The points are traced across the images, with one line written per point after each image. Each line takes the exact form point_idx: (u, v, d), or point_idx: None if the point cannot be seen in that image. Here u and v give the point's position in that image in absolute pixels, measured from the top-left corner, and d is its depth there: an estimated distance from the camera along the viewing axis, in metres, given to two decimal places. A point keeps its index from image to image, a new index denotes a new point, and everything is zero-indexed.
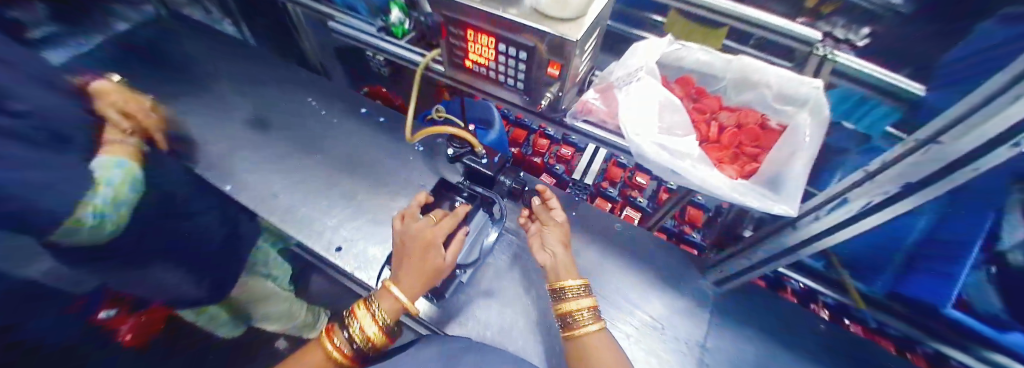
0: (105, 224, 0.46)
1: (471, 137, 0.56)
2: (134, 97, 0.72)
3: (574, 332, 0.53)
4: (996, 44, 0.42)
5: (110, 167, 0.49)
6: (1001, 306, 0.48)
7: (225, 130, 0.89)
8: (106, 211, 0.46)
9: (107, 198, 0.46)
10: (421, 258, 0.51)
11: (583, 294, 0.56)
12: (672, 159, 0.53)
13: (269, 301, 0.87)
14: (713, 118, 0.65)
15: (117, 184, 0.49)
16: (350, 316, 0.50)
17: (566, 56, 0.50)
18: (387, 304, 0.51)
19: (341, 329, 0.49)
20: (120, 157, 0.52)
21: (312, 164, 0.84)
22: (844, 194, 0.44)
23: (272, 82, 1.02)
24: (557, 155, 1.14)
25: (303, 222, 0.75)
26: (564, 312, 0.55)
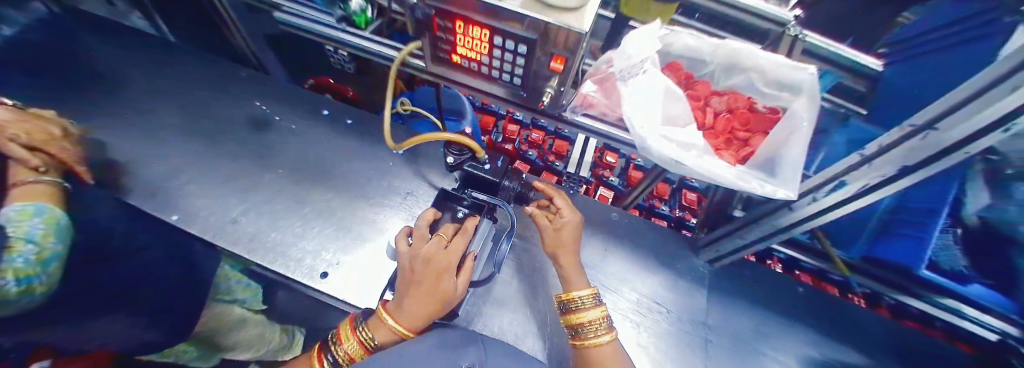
0: (34, 287, 0.40)
1: (472, 142, 0.55)
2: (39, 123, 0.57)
3: (585, 343, 0.52)
4: (948, 24, 0.61)
5: (26, 218, 0.43)
6: (965, 261, 0.61)
7: (151, 148, 0.73)
8: (32, 273, 0.40)
9: (31, 259, 0.40)
10: (433, 284, 0.47)
11: (592, 305, 0.54)
12: (680, 151, 0.53)
13: (240, 328, 0.80)
14: (706, 104, 0.66)
15: (39, 237, 0.43)
16: (338, 339, 0.48)
17: (572, 49, 0.46)
18: (384, 333, 0.47)
19: (328, 352, 0.47)
20: (37, 202, 0.46)
21: (274, 180, 0.73)
22: (841, 178, 0.46)
23: (204, 85, 0.85)
24: (528, 140, 1.19)
25: (277, 249, 0.65)
26: (574, 322, 0.54)
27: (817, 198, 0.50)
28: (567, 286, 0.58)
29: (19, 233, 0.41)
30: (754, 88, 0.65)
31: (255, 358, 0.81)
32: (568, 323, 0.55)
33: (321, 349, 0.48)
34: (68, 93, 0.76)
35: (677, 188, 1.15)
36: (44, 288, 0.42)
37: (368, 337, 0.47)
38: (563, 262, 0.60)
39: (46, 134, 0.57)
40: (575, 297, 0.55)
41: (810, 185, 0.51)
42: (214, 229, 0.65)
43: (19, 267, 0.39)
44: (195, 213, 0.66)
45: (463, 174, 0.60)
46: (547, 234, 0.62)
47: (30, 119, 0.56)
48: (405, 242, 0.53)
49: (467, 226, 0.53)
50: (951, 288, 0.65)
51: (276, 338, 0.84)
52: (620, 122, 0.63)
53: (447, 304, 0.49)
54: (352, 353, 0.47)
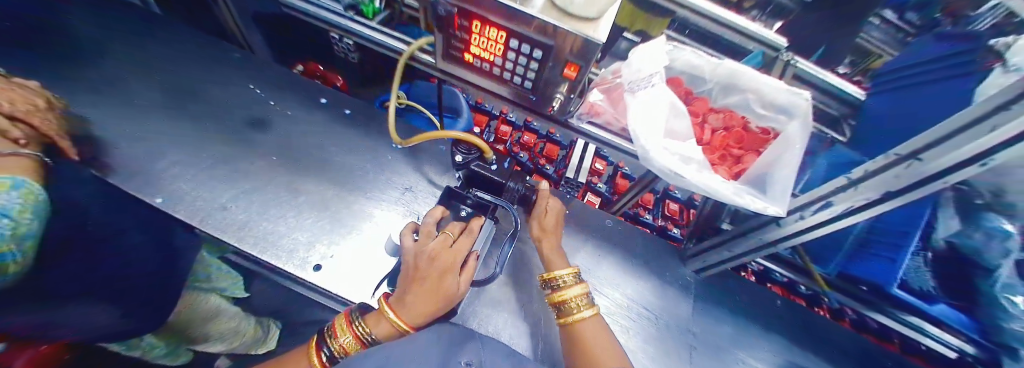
0: (6, 266, 0.39)
1: (479, 141, 0.56)
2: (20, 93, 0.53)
3: (569, 319, 0.54)
4: (933, 59, 0.70)
5: (2, 190, 0.40)
6: (934, 284, 0.70)
7: (130, 124, 0.69)
8: (6, 250, 0.39)
9: (5, 235, 0.39)
10: (437, 282, 0.47)
11: (574, 282, 0.57)
12: (680, 164, 0.56)
13: (214, 320, 0.74)
14: (704, 120, 0.69)
15: (15, 213, 0.40)
16: (333, 331, 0.47)
17: (587, 58, 0.48)
18: (381, 329, 0.46)
19: (321, 345, 0.46)
20: (16, 175, 0.43)
21: (265, 168, 0.70)
22: (829, 199, 0.50)
23: (197, 63, 0.82)
24: (520, 142, 1.20)
25: (268, 239, 0.62)
26: (557, 300, 0.56)
27: (804, 217, 0.54)
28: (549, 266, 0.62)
29: None
30: (750, 109, 0.69)
31: (228, 349, 0.81)
32: (551, 302, 0.57)
33: (317, 343, 0.46)
34: (43, 59, 0.71)
35: (661, 199, 1.19)
36: (17, 265, 0.40)
37: (366, 332, 0.46)
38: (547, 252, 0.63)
39: (28, 102, 0.53)
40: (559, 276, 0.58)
41: (796, 205, 0.55)
42: (203, 216, 0.62)
43: None
44: (181, 197, 0.63)
45: (466, 173, 0.59)
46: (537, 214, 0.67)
47: (9, 85, 0.52)
48: (410, 239, 0.54)
49: (473, 226, 0.54)
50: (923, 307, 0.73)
51: (250, 331, 0.81)
52: (624, 132, 0.65)
53: (449, 305, 0.48)
54: (347, 346, 0.45)
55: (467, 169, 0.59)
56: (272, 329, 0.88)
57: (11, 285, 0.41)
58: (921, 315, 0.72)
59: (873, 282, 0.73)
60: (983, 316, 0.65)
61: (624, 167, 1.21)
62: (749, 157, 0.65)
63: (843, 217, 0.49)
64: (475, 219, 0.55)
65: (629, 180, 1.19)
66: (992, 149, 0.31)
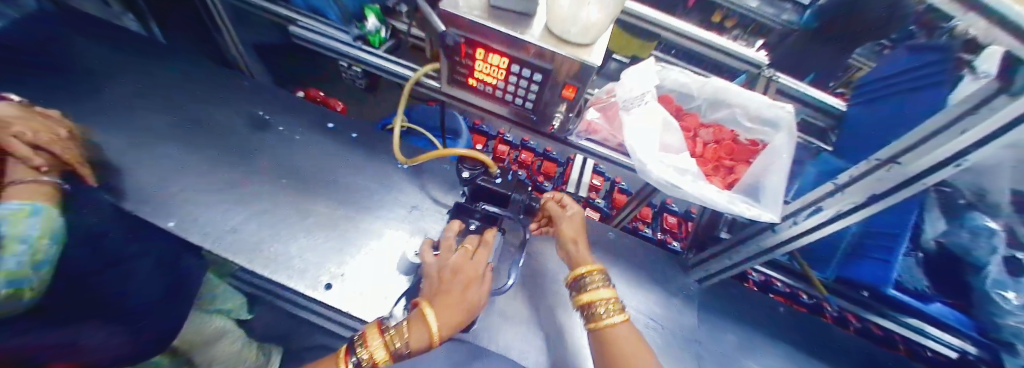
0: (23, 292, 0.40)
1: (486, 158, 0.59)
2: (48, 126, 0.57)
3: (600, 323, 0.51)
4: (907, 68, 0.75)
5: (25, 217, 0.44)
6: (927, 281, 0.75)
7: (139, 151, 0.70)
8: (22, 275, 0.40)
9: (23, 261, 0.41)
10: (462, 294, 0.49)
11: (602, 285, 0.54)
12: (676, 175, 0.59)
13: (217, 344, 0.68)
14: (695, 135, 0.72)
15: (34, 239, 0.43)
16: (361, 340, 0.44)
17: (581, 79, 0.52)
18: (415, 336, 0.45)
19: (350, 355, 0.43)
20: (35, 201, 0.46)
21: (275, 190, 0.71)
22: (818, 204, 0.53)
23: (208, 92, 0.85)
24: (518, 160, 1.23)
25: (278, 261, 0.62)
26: (585, 301, 0.54)
27: (798, 222, 0.57)
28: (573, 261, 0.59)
29: (14, 234, 0.41)
30: (738, 123, 0.73)
31: None
32: (580, 302, 0.55)
33: (348, 349, 0.44)
34: (59, 90, 0.74)
35: (660, 213, 1.21)
36: (32, 291, 0.42)
37: (395, 342, 0.44)
38: (573, 253, 0.60)
39: (54, 133, 0.57)
40: (586, 275, 0.55)
41: (790, 211, 0.58)
42: (216, 239, 0.63)
43: (12, 269, 0.39)
44: (192, 221, 0.64)
45: (474, 188, 0.62)
46: (566, 225, 0.63)
47: (33, 118, 0.56)
48: (431, 254, 0.55)
49: (489, 236, 0.56)
50: (920, 307, 0.75)
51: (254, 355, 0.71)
52: (620, 147, 0.68)
53: (471, 315, 0.49)
54: (378, 359, 0.44)
55: (473, 185, 0.61)
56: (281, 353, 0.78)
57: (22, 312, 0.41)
58: (919, 315, 0.75)
59: (868, 284, 0.77)
60: (980, 313, 0.68)
61: (621, 182, 1.24)
62: (741, 168, 0.69)
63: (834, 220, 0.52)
64: (488, 230, 0.56)
65: (626, 195, 1.21)
66: (961, 151, 0.35)
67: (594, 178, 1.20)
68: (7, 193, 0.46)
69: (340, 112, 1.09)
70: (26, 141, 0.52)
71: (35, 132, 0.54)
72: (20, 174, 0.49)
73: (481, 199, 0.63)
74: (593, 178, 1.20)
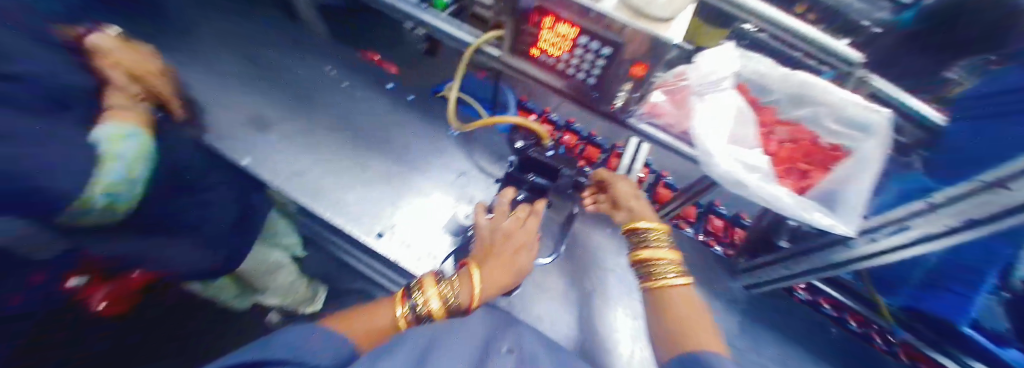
0: (117, 201, 0.48)
1: (535, 126, 0.59)
2: (143, 56, 0.63)
3: (656, 283, 0.50)
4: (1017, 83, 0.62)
5: (122, 138, 0.50)
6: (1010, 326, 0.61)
7: (220, 93, 0.76)
8: (117, 189, 0.47)
9: (122, 176, 0.48)
10: (511, 258, 0.54)
11: (664, 245, 0.54)
12: (745, 172, 0.54)
13: (275, 274, 0.86)
14: (771, 132, 0.67)
15: (131, 159, 0.50)
16: (419, 287, 0.47)
17: (655, 56, 0.48)
18: (463, 292, 0.48)
19: (408, 298, 0.47)
20: (131, 126, 0.52)
21: (335, 142, 0.75)
22: (905, 222, 0.48)
23: (280, 43, 0.90)
24: (562, 142, 1.20)
25: (336, 207, 0.66)
26: (643, 258, 0.53)
27: (876, 238, 0.52)
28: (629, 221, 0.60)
29: (111, 151, 0.47)
30: (820, 124, 0.66)
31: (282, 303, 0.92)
32: (637, 259, 0.54)
33: (404, 293, 0.49)
34: (156, 32, 0.81)
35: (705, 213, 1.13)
36: (123, 202, 0.50)
37: (451, 296, 0.47)
38: (636, 209, 0.60)
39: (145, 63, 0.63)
40: (648, 230, 0.55)
41: (869, 226, 0.53)
42: (284, 180, 0.67)
43: (114, 182, 0.47)
44: (264, 160, 0.69)
45: (524, 160, 0.60)
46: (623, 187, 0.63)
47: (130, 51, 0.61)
48: (484, 217, 0.59)
49: (538, 206, 0.61)
50: (988, 349, 0.64)
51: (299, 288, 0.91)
52: (684, 136, 0.64)
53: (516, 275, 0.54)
54: (433, 310, 0.46)
55: (524, 155, 0.60)
56: (319, 291, 1.00)
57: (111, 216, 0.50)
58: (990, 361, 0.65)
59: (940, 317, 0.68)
60: None
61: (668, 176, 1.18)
62: (818, 174, 0.63)
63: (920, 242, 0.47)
64: (538, 201, 0.61)
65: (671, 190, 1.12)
66: None
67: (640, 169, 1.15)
68: (108, 112, 0.52)
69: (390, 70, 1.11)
70: (124, 69, 0.59)
71: (133, 62, 0.61)
72: (120, 100, 0.56)
73: (531, 171, 0.62)
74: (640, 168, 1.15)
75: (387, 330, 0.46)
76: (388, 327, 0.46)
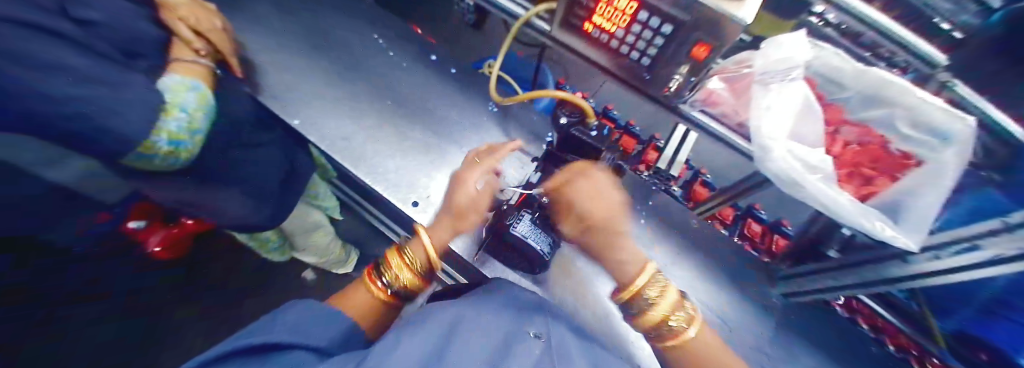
0: (176, 149, 0.52)
1: (582, 102, 0.57)
2: (207, 15, 0.66)
3: (679, 340, 0.49)
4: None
5: (184, 90, 0.53)
6: None
7: (273, 52, 0.78)
8: (181, 138, 0.52)
9: (184, 126, 0.52)
10: (455, 199, 0.55)
11: (663, 296, 0.50)
12: (803, 171, 0.51)
13: (314, 232, 0.95)
14: (835, 132, 0.64)
15: (191, 110, 0.53)
16: (384, 264, 0.52)
17: (721, 38, 0.44)
18: (420, 252, 0.52)
19: (378, 276, 0.51)
20: (195, 80, 0.56)
21: (378, 110, 0.76)
22: (977, 241, 0.44)
23: (327, 5, 0.90)
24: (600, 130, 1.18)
25: (378, 172, 0.68)
26: (652, 323, 0.50)
27: (941, 256, 0.48)
28: (622, 282, 0.54)
29: (175, 103, 0.51)
30: (893, 128, 0.60)
31: (320, 259, 1.04)
32: (646, 324, 0.50)
33: (371, 275, 0.53)
34: None
35: (743, 216, 1.21)
36: (186, 153, 0.55)
37: (411, 258, 0.52)
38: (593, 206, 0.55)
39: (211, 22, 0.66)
40: (644, 290, 0.50)
41: (933, 242, 0.50)
42: (330, 143, 0.69)
43: (174, 131, 0.51)
44: (312, 121, 0.71)
45: (565, 137, 0.60)
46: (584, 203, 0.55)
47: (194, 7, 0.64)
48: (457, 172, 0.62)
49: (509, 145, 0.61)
50: None
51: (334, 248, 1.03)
52: (740, 128, 0.60)
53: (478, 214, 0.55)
54: (403, 279, 0.51)
55: (565, 133, 0.60)
56: (352, 254, 1.14)
57: (171, 163, 0.55)
58: None
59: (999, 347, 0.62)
60: None
61: (706, 175, 1.18)
62: (882, 182, 0.59)
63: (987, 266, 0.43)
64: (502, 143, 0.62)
65: (709, 189, 1.16)
66: None
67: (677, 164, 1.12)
68: (174, 69, 0.55)
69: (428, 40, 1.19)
70: (188, 24, 0.61)
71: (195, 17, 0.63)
72: (182, 54, 0.58)
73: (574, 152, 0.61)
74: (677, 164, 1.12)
75: (371, 305, 0.50)
76: (372, 306, 0.50)
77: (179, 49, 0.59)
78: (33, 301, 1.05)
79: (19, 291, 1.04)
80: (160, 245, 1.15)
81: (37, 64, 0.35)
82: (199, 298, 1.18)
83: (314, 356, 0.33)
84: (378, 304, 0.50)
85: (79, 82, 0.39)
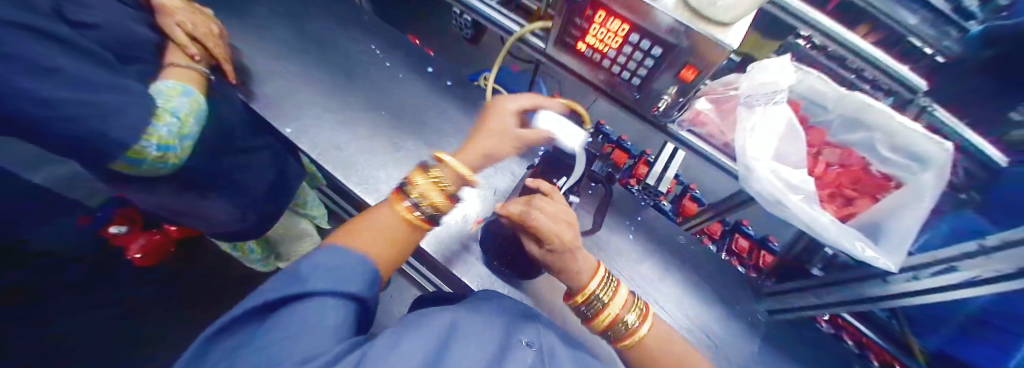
0: (166, 155, 0.50)
1: (582, 110, 0.60)
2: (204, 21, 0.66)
3: (633, 340, 0.48)
4: None
5: (177, 96, 0.52)
6: None
7: (270, 60, 0.78)
8: (170, 143, 0.50)
9: (173, 131, 0.50)
10: (495, 130, 0.56)
11: (614, 295, 0.49)
12: (785, 190, 0.53)
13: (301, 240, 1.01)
14: (818, 153, 0.66)
15: (183, 115, 0.52)
16: (409, 183, 0.46)
17: (708, 62, 0.46)
18: (448, 172, 0.48)
19: (405, 196, 0.46)
20: (187, 85, 0.55)
21: (372, 120, 0.76)
22: (952, 263, 0.45)
23: (326, 13, 0.90)
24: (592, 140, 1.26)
25: (371, 182, 0.69)
26: (605, 324, 0.48)
27: (919, 277, 0.49)
28: (577, 284, 0.49)
29: (167, 107, 0.50)
30: (874, 151, 0.62)
31: None
32: (600, 327, 0.49)
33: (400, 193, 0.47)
34: None
35: (731, 231, 1.23)
36: (174, 159, 0.53)
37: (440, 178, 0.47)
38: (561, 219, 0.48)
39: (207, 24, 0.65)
40: (597, 292, 0.48)
41: (910, 263, 0.51)
42: (322, 152, 0.69)
43: (164, 136, 0.49)
44: (306, 129, 0.71)
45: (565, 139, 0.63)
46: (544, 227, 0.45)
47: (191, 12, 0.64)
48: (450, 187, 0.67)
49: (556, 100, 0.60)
50: None
51: None
52: (725, 147, 0.62)
53: (515, 139, 0.56)
54: (434, 199, 0.46)
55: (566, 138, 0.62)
56: None
57: (156, 170, 0.52)
58: None
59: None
60: None
61: (695, 188, 1.21)
62: (863, 202, 0.62)
63: (965, 286, 0.44)
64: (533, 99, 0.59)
65: (698, 204, 1.18)
66: None
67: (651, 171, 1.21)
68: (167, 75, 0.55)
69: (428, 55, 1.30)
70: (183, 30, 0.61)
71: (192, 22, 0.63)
72: (176, 60, 0.58)
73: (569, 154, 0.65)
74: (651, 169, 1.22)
75: (398, 227, 0.45)
76: (400, 231, 0.45)
77: (174, 54, 0.59)
78: (33, 302, 1.02)
79: (19, 291, 1.01)
80: (139, 253, 1.11)
81: (42, 71, 0.35)
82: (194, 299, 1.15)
83: (337, 309, 0.31)
84: (406, 228, 0.45)
85: (79, 88, 0.39)
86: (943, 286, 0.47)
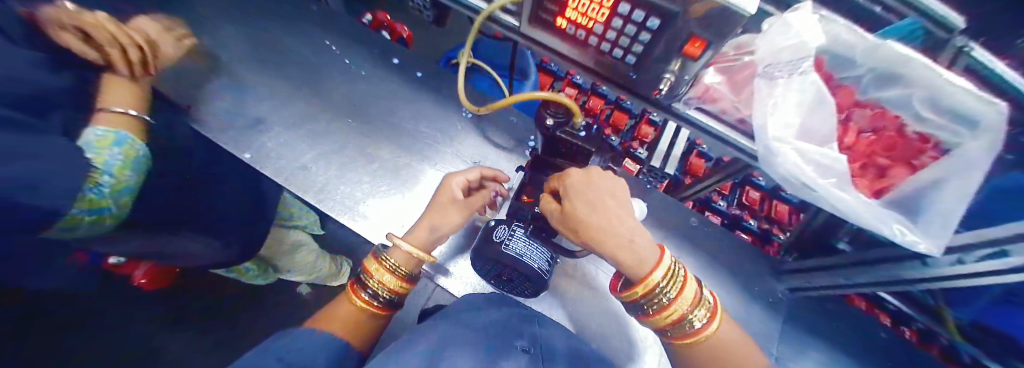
0: (100, 219, 0.39)
1: (569, 100, 0.43)
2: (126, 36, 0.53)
3: (696, 339, 0.41)
4: None
5: (104, 147, 0.41)
6: None
7: (218, 73, 0.69)
8: (104, 205, 0.39)
9: (105, 191, 0.38)
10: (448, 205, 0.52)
11: (678, 290, 0.40)
12: (815, 174, 0.45)
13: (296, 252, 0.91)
14: (847, 119, 0.56)
15: (116, 169, 0.40)
16: (365, 274, 0.46)
17: (721, 35, 0.37)
18: (400, 257, 0.48)
19: (362, 290, 0.45)
20: (118, 130, 0.44)
21: (344, 130, 0.69)
22: (1004, 246, 0.39)
23: (266, 8, 0.78)
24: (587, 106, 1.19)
25: (347, 203, 0.63)
26: (670, 322, 0.41)
27: (965, 261, 0.44)
28: (633, 276, 0.41)
29: (94, 164, 0.38)
30: (909, 107, 0.52)
31: (309, 278, 1.03)
32: (662, 324, 0.42)
33: (354, 286, 0.46)
34: None
35: (741, 184, 1.19)
36: (114, 217, 0.42)
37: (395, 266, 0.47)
38: (598, 222, 0.42)
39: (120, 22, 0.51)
40: (662, 284, 0.40)
41: (963, 242, 0.45)
42: (291, 176, 0.63)
43: (94, 198, 0.37)
44: (267, 155, 0.65)
45: (545, 136, 0.48)
46: (593, 218, 0.41)
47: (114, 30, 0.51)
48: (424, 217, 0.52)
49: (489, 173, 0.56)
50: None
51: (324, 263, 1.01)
52: (741, 124, 0.54)
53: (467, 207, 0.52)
54: (391, 286, 0.46)
55: (548, 135, 0.48)
56: (343, 266, 1.11)
57: (96, 232, 0.42)
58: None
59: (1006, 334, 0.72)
60: None
61: (702, 143, 1.13)
62: (897, 172, 0.54)
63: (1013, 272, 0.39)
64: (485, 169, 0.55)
65: (705, 159, 1.13)
66: None
67: (648, 130, 1.15)
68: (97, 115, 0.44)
69: (410, 46, 1.24)
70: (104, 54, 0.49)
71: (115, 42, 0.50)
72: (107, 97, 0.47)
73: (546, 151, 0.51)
74: (647, 129, 1.15)
75: (355, 322, 0.43)
76: (364, 323, 0.44)
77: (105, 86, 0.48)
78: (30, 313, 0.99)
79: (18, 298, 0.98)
80: (145, 278, 1.06)
81: None
82: (196, 311, 1.11)
83: None
84: (363, 321, 0.44)
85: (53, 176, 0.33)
86: (993, 271, 0.41)
